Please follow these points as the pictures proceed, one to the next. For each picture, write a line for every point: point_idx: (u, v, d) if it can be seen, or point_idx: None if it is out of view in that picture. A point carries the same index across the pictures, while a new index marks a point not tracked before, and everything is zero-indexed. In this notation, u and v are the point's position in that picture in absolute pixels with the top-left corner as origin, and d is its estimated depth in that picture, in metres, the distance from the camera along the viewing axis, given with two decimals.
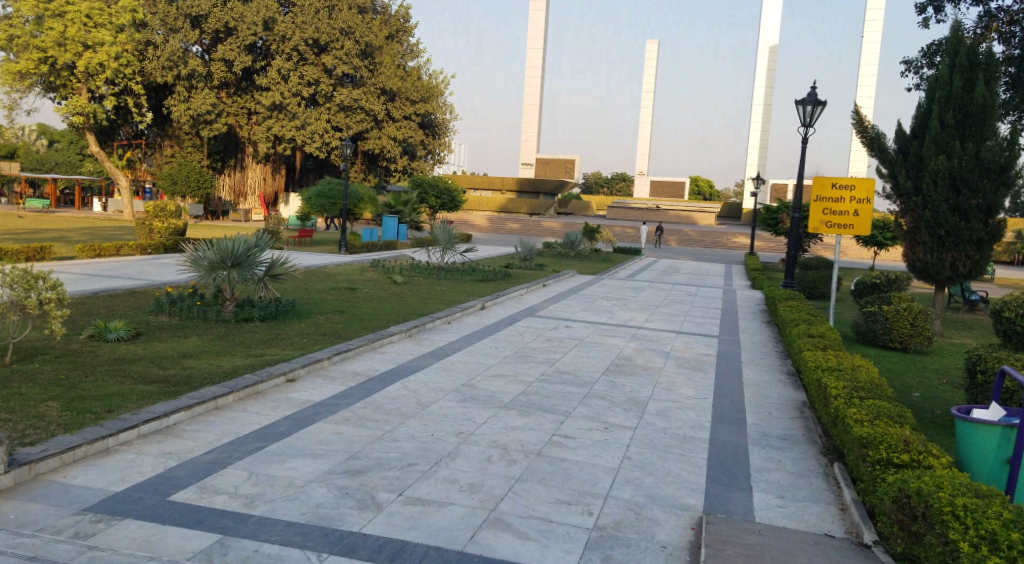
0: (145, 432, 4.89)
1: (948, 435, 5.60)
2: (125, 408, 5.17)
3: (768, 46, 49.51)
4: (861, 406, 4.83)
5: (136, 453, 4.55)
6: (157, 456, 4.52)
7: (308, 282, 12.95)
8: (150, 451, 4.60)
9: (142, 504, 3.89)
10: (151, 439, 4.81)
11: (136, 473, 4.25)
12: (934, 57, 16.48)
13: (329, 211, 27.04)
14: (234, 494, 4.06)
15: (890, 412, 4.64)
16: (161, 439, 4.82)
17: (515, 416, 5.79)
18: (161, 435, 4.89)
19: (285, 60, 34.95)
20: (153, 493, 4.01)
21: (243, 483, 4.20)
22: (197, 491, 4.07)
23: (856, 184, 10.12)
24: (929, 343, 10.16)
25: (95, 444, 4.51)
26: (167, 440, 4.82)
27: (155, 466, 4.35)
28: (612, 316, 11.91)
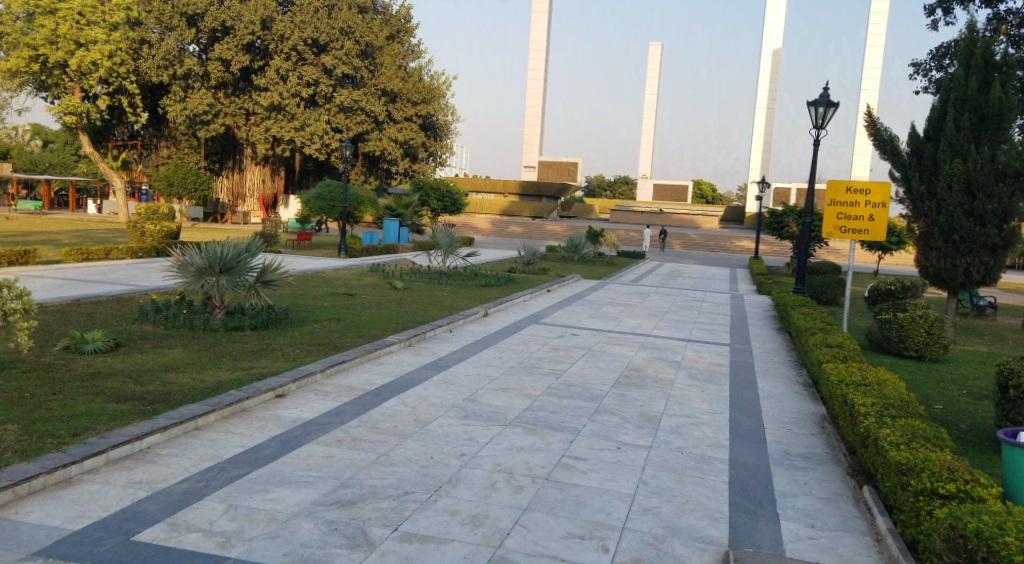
0: (113, 459, 4.54)
1: (982, 455, 5.24)
2: (92, 431, 4.82)
3: (772, 51, 49.30)
4: (894, 427, 4.47)
5: (101, 484, 4.21)
6: (124, 487, 4.18)
7: (304, 288, 12.61)
8: (117, 481, 4.26)
9: (103, 545, 3.53)
10: (119, 467, 4.47)
11: (97, 508, 3.90)
12: (943, 59, 16.16)
13: (328, 214, 26.71)
14: (208, 531, 3.71)
15: (927, 435, 4.28)
16: (130, 466, 4.47)
17: (521, 435, 5.44)
18: (131, 462, 4.54)
19: (284, 59, 34.81)
20: (116, 532, 3.66)
21: (219, 518, 3.86)
22: (165, 529, 3.71)
23: (872, 188, 9.81)
24: (944, 350, 9.81)
25: (55, 473, 4.17)
26: (136, 467, 4.48)
27: (120, 500, 4.00)
28: (619, 323, 11.57)
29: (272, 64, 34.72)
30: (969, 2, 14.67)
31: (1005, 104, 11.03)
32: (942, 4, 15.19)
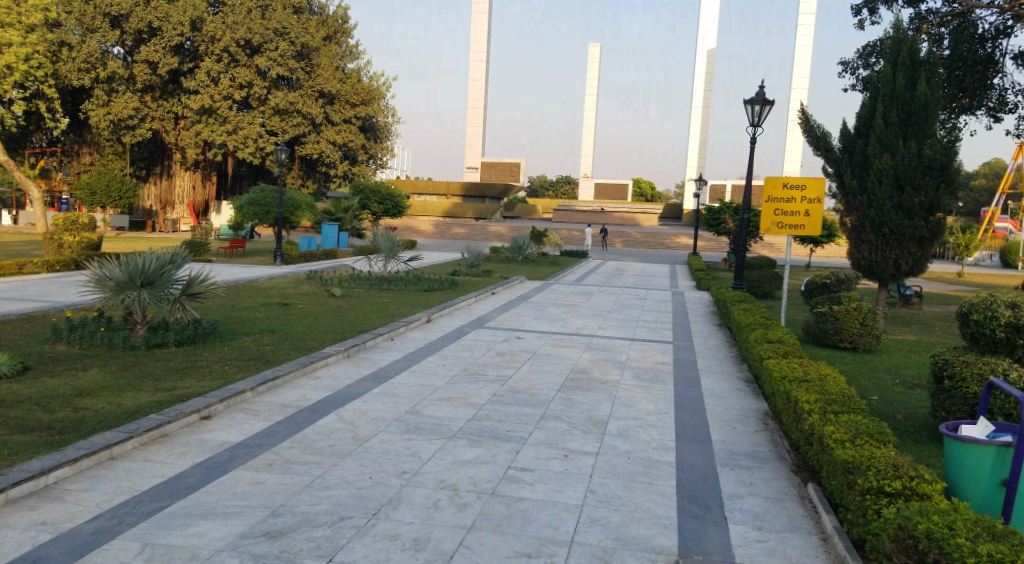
0: (13, 498, 4.21)
1: (919, 447, 5.34)
2: None
3: (706, 51, 50.32)
4: (837, 423, 4.50)
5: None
6: (26, 530, 3.86)
7: (238, 299, 12.13)
8: (18, 523, 3.93)
9: None
10: (22, 506, 4.13)
11: None
12: (869, 58, 16.75)
13: (263, 220, 25.86)
14: None
15: (871, 431, 4.32)
16: (34, 506, 4.14)
17: (465, 448, 5.28)
18: (36, 501, 4.21)
19: (214, 61, 33.71)
20: None
21: (134, 560, 3.59)
22: None
23: (807, 184, 10.00)
24: (877, 341, 10.10)
25: None
26: (42, 506, 4.15)
27: (20, 545, 3.69)
28: (564, 323, 11.52)
29: (202, 66, 33.59)
30: (892, 2, 15.21)
31: (930, 100, 11.45)
32: (868, 4, 15.70)
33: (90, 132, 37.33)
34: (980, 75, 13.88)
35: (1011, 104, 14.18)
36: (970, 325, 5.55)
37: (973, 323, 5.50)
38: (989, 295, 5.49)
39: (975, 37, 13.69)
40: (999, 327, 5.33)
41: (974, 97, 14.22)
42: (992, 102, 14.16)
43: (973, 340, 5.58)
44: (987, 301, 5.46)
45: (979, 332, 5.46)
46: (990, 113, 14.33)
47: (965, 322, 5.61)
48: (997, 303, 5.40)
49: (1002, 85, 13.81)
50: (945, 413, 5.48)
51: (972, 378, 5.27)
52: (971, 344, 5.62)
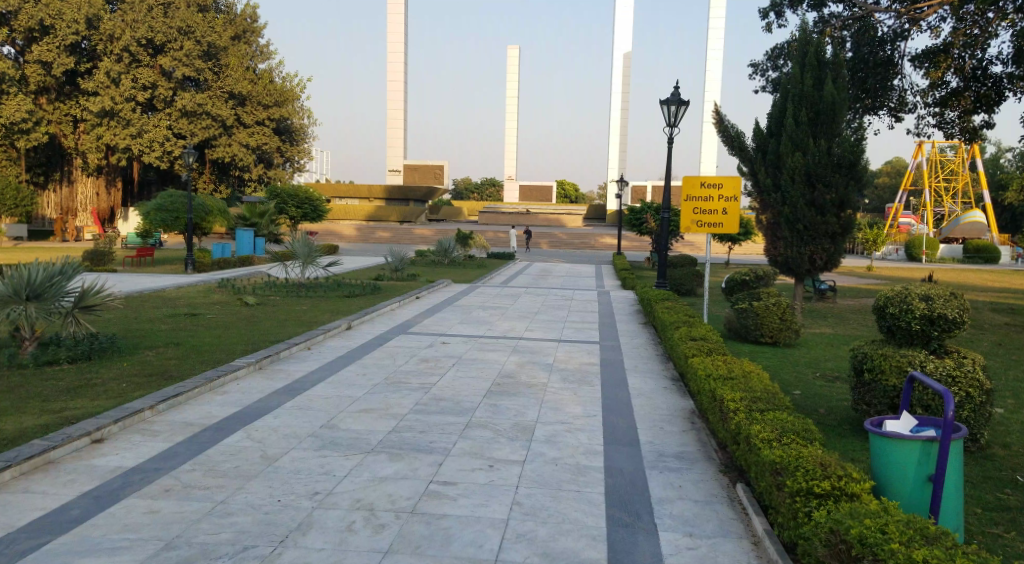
0: None
1: (842, 443, 5.41)
2: None
3: (622, 53, 51.36)
4: (764, 422, 4.46)
5: None
6: None
7: (141, 311, 11.35)
8: None
9: None
10: None
11: None
12: (777, 60, 17.34)
13: (172, 226, 24.50)
14: None
15: (798, 429, 4.30)
16: None
17: (385, 463, 4.96)
18: None
19: (114, 61, 31.90)
20: None
21: None
22: None
23: (725, 183, 10.12)
24: (796, 335, 10.35)
25: None
26: None
27: None
28: (490, 327, 11.30)
29: (101, 66, 31.72)
30: (797, 6, 15.74)
31: (837, 99, 11.83)
32: (775, 7, 16.19)
33: None
34: (880, 76, 14.52)
35: (909, 104, 14.90)
36: (885, 318, 5.65)
37: (888, 316, 5.61)
38: (903, 288, 5.60)
39: (876, 40, 14.34)
40: (914, 320, 5.43)
41: (876, 97, 14.87)
42: (893, 103, 14.82)
43: (889, 333, 5.69)
44: (901, 295, 5.56)
45: (895, 325, 5.56)
46: (891, 113, 15.00)
47: (882, 315, 5.70)
48: (911, 296, 5.50)
49: (901, 86, 14.48)
50: (868, 406, 5.62)
51: (891, 370, 5.40)
52: (888, 337, 5.73)
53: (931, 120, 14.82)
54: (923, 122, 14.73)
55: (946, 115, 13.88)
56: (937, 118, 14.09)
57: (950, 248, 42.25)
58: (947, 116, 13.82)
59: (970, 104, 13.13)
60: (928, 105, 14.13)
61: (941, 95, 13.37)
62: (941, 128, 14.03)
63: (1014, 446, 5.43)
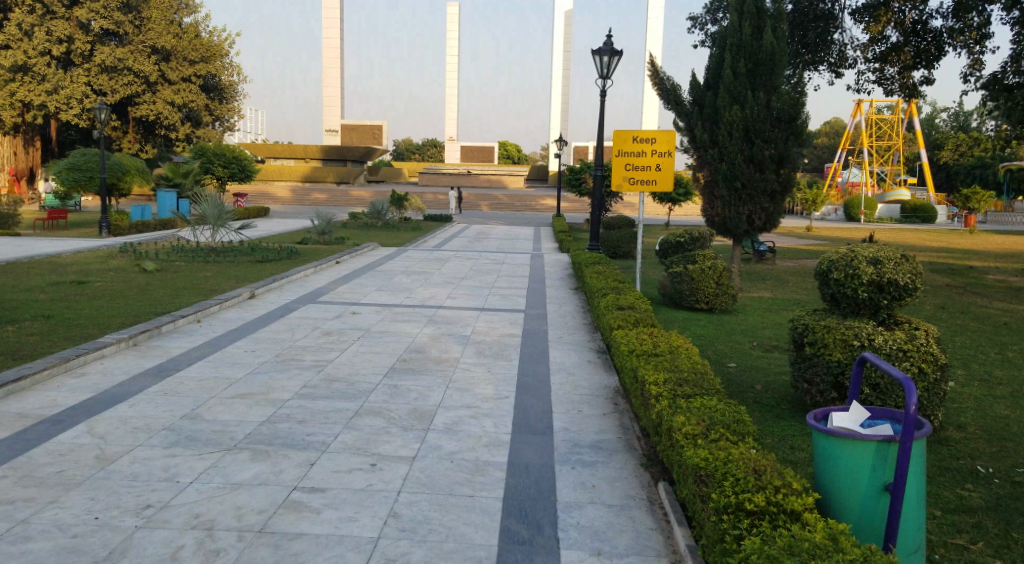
0: None
1: (780, 430, 4.86)
2: None
3: (564, 12, 50.07)
4: (688, 412, 3.86)
5: None
6: None
7: (16, 279, 9.87)
8: None
9: None
10: None
11: None
12: (717, 13, 16.76)
13: (86, 187, 21.87)
14: None
15: (723, 418, 3.71)
16: None
17: (245, 463, 4.13)
18: None
19: (26, 12, 28.61)
20: None
21: None
22: None
23: (658, 137, 9.43)
24: (732, 301, 9.90)
25: None
26: None
27: None
28: (411, 294, 10.43)
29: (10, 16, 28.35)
30: None
31: (776, 49, 11.35)
32: None
33: None
34: (820, 30, 14.15)
35: (850, 58, 14.53)
36: (829, 285, 5.06)
37: (832, 281, 5.01)
38: (849, 250, 4.97)
39: None
40: (861, 287, 4.86)
41: (816, 52, 14.51)
42: (833, 58, 14.44)
43: (832, 302, 5.10)
44: (846, 258, 4.96)
45: (838, 292, 4.99)
46: (832, 69, 14.64)
47: (825, 281, 5.11)
48: (858, 259, 4.89)
49: (841, 41, 14.12)
50: (809, 385, 5.10)
51: (835, 343, 4.85)
52: (832, 306, 5.16)
53: (871, 76, 14.44)
54: (863, 78, 14.36)
55: (887, 71, 13.53)
56: (877, 74, 13.73)
57: (886, 209, 43.07)
58: (887, 72, 13.45)
59: (909, 60, 12.83)
60: (868, 59, 13.75)
61: (881, 49, 13.00)
62: (880, 84, 13.69)
63: (966, 425, 4.99)
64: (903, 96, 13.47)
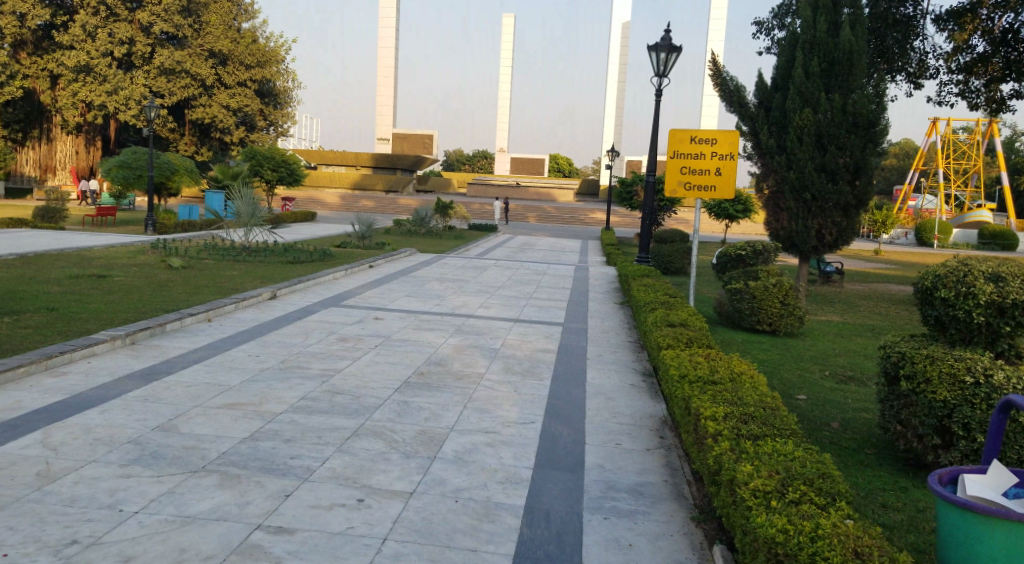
0: None
1: (863, 484, 4.00)
2: None
3: (620, 24, 49.24)
4: (764, 463, 3.05)
5: None
6: None
7: (38, 271, 9.48)
8: None
9: None
10: None
11: None
12: (785, 18, 15.79)
13: (135, 184, 21.89)
14: None
15: (802, 473, 2.96)
16: None
17: (208, 490, 3.44)
18: None
19: (90, 13, 29.15)
20: None
21: None
22: None
23: (718, 138, 8.56)
24: (799, 323, 8.87)
25: None
26: None
27: None
28: (441, 302, 9.73)
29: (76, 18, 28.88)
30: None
31: (855, 48, 10.84)
32: None
33: None
34: (900, 37, 13.10)
35: (931, 68, 13.48)
36: (934, 306, 4.23)
37: (940, 302, 4.17)
38: (962, 263, 4.12)
39: None
40: (977, 308, 4.00)
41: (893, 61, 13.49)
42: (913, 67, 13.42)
43: (937, 328, 4.27)
44: (957, 272, 4.10)
45: (946, 315, 4.15)
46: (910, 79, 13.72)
47: (928, 301, 4.27)
48: (973, 275, 4.03)
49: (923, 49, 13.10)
50: (903, 426, 4.20)
51: (940, 377, 3.93)
52: (936, 331, 4.31)
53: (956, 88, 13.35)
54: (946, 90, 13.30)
55: (972, 83, 12.50)
56: (960, 86, 12.84)
57: (965, 234, 40.73)
58: (972, 84, 12.52)
59: (998, 71, 11.65)
60: (951, 70, 12.68)
61: (966, 60, 11.90)
62: (965, 97, 12.72)
63: None
64: (988, 112, 12.44)
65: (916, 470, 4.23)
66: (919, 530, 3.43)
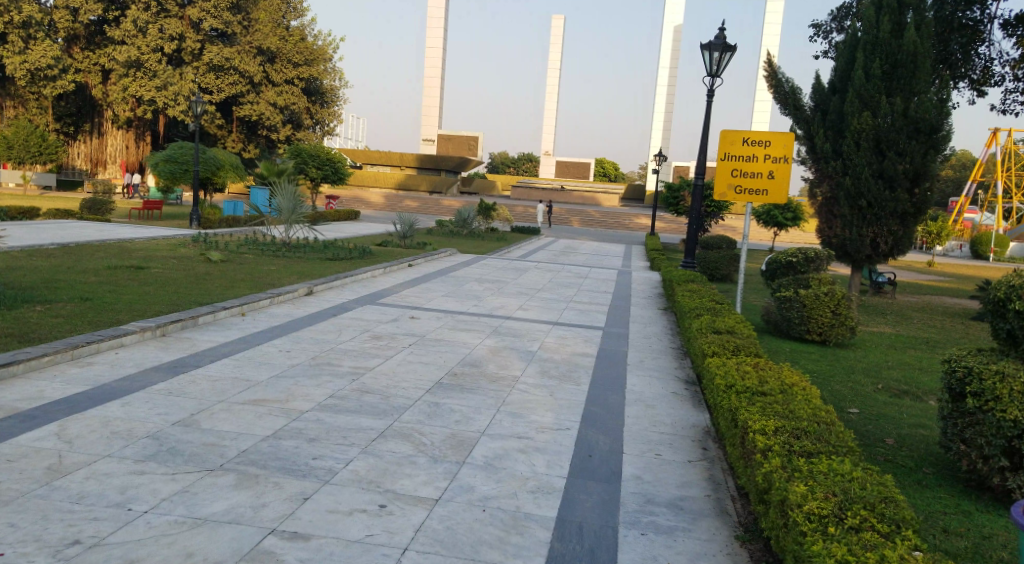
0: None
1: (924, 506, 3.65)
2: None
3: (672, 28, 48.46)
4: (821, 483, 2.75)
5: None
6: None
7: (79, 261, 9.61)
8: None
9: None
10: None
11: None
12: (844, 21, 15.17)
13: (180, 179, 22.33)
14: None
15: (863, 494, 2.65)
16: None
17: (223, 490, 3.29)
18: None
19: (142, 9, 29.93)
20: None
21: None
22: None
23: (773, 139, 8.15)
24: (851, 334, 8.41)
25: None
26: None
27: None
28: (479, 302, 9.53)
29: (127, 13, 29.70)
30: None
31: (919, 50, 10.78)
32: None
33: (7, 84, 31.88)
34: (966, 41, 12.37)
35: (996, 75, 12.77)
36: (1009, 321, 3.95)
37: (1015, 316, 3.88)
38: None
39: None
40: None
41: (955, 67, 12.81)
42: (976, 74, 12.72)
43: (1011, 343, 3.99)
44: None
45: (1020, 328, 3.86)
46: (974, 86, 13.12)
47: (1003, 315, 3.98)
48: None
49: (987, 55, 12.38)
50: (965, 445, 3.82)
51: (1011, 396, 3.60)
52: (1008, 348, 4.00)
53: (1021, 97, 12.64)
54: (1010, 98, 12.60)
55: None
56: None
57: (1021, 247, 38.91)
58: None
59: None
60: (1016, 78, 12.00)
61: None
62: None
63: None
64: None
65: (978, 493, 3.84)
66: (986, 560, 3.08)
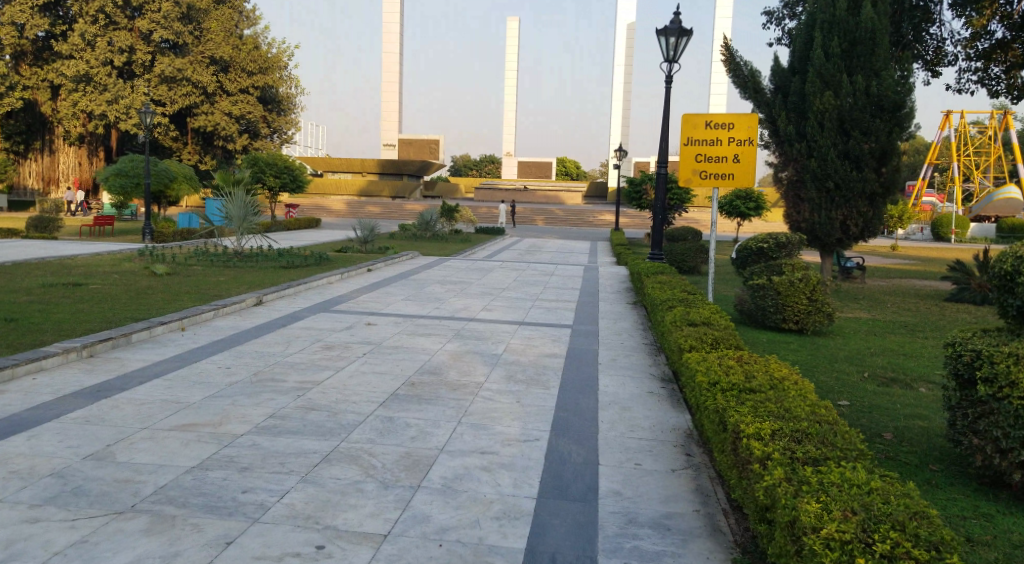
0: None
1: (946, 508, 3.30)
2: None
3: (626, 24, 48.49)
4: (833, 499, 2.36)
5: None
6: None
7: (8, 280, 8.88)
8: None
9: None
10: None
11: None
12: (796, 7, 15.06)
13: (133, 193, 21.36)
14: None
15: (887, 511, 2.26)
16: None
17: (132, 537, 2.77)
18: None
19: (89, 22, 28.87)
20: None
21: None
22: None
23: (735, 121, 7.82)
24: (828, 321, 8.13)
25: None
26: None
27: None
28: (440, 305, 9.05)
29: (75, 27, 28.69)
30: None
31: (877, 26, 10.67)
32: None
33: None
34: (916, 23, 12.27)
35: (949, 55, 12.72)
36: (1016, 295, 3.61)
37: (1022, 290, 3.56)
38: None
39: None
40: None
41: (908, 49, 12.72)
42: (929, 55, 12.67)
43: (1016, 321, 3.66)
44: None
45: None
46: (927, 67, 12.87)
47: (1010, 291, 3.65)
48: None
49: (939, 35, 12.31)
50: (978, 437, 3.49)
51: None
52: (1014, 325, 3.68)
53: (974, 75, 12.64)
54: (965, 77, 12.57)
55: (991, 69, 11.78)
56: (978, 72, 12.10)
57: (983, 228, 39.41)
58: (992, 71, 11.75)
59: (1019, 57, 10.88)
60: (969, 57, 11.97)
61: (984, 46, 11.17)
62: (983, 83, 12.01)
63: None
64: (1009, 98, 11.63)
65: (995, 490, 3.53)
66: None
